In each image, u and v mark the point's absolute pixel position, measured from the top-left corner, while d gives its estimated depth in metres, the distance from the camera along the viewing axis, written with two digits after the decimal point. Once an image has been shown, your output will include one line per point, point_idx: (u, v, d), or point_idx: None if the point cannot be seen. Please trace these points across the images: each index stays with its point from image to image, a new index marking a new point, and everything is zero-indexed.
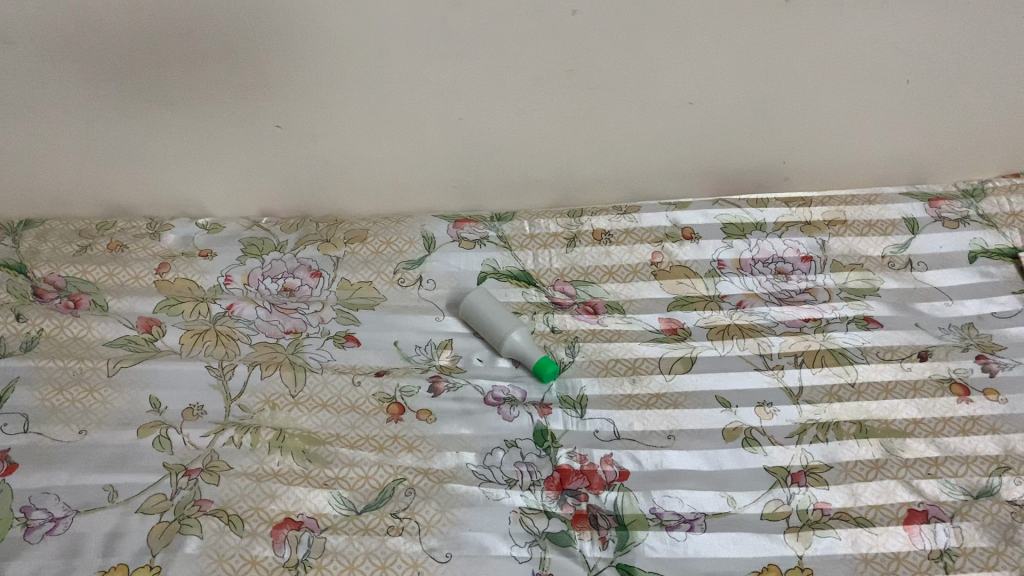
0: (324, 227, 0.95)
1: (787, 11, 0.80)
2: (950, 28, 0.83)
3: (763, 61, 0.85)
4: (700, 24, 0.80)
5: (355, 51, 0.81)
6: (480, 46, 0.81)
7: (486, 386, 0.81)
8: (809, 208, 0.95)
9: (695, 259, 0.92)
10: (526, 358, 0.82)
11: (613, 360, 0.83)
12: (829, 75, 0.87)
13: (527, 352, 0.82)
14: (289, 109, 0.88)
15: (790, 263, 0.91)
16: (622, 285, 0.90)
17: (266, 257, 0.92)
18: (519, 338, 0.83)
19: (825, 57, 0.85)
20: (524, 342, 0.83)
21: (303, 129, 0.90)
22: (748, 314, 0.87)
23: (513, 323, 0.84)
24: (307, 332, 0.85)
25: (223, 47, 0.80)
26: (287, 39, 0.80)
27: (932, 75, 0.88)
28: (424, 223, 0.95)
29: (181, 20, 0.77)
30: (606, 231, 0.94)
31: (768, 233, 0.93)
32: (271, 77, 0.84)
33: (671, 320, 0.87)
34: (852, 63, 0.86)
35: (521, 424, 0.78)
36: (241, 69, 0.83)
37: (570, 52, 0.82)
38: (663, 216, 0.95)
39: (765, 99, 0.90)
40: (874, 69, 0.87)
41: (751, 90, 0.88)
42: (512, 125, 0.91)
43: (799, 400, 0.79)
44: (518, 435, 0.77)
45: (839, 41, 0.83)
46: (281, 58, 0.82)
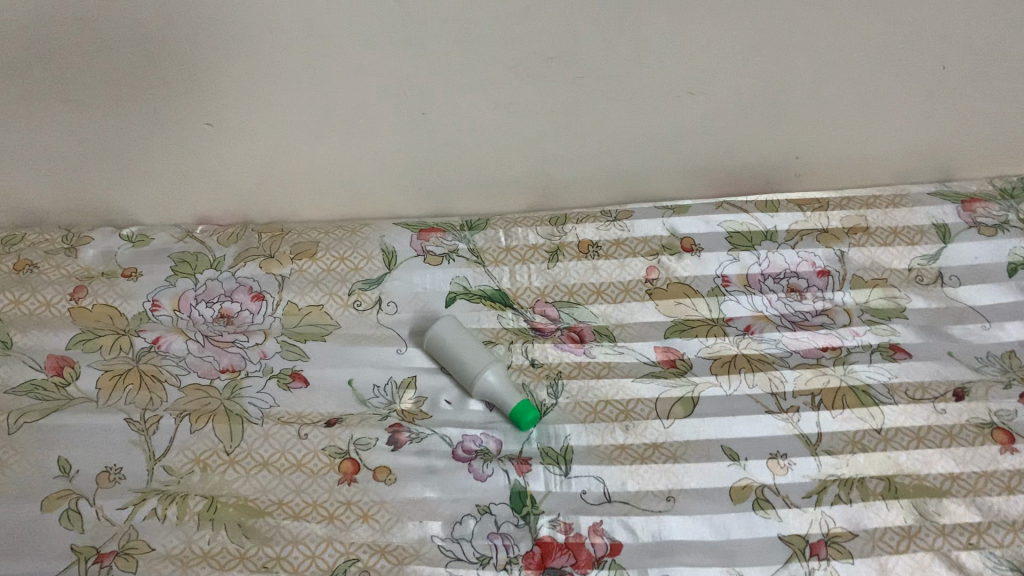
0: (268, 239, 0.82)
1: None
2: (995, 4, 0.71)
3: (776, 46, 0.72)
4: (704, 2, 0.67)
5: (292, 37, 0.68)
6: (442, 30, 0.68)
7: (456, 436, 0.70)
8: (826, 214, 0.83)
9: (695, 275, 0.80)
10: (501, 403, 0.71)
11: (603, 401, 0.72)
12: (853, 64, 0.75)
13: (503, 396, 0.70)
14: (219, 105, 0.75)
15: (806, 280, 0.79)
16: (613, 306, 0.78)
17: (201, 277, 0.79)
18: (495, 380, 0.71)
19: (851, 40, 0.72)
20: (501, 385, 0.71)
21: (239, 127, 0.77)
22: (757, 341, 0.76)
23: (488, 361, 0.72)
24: (246, 371, 0.73)
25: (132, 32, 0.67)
26: (212, 23, 0.67)
27: (972, 64, 0.76)
28: (384, 232, 0.82)
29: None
30: (593, 242, 0.82)
31: (779, 243, 0.81)
32: (195, 66, 0.70)
33: (669, 349, 0.75)
34: (881, 46, 0.73)
35: (496, 485, 0.67)
36: (157, 56, 0.69)
37: (550, 39, 0.69)
38: (659, 222, 0.82)
39: (779, 91, 0.77)
40: (906, 55, 0.74)
41: (762, 80, 0.76)
42: (483, 121, 0.78)
43: (818, 451, 0.69)
44: (492, 500, 0.66)
45: (867, 22, 0.71)
46: (203, 45, 0.68)
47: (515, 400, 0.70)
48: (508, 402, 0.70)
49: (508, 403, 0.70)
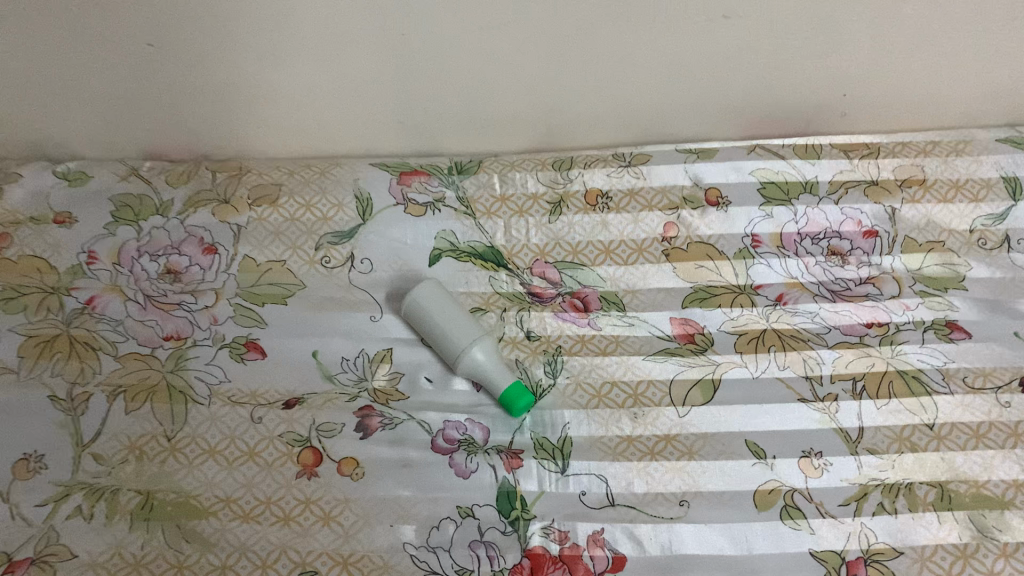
0: (224, 180, 0.71)
1: None
2: None
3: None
4: None
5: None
6: None
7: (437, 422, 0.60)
8: (876, 163, 0.71)
9: (720, 234, 0.69)
10: (490, 384, 0.60)
11: (608, 383, 0.62)
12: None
13: (493, 377, 0.60)
14: (158, 24, 0.62)
15: (849, 242, 0.68)
16: (622, 269, 0.68)
17: (144, 223, 0.69)
18: (483, 358, 0.61)
19: None
20: (491, 363, 0.60)
21: (183, 52, 0.65)
22: (789, 313, 0.65)
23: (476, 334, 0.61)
24: (193, 338, 0.63)
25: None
26: None
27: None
28: (361, 178, 0.71)
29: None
30: (603, 193, 0.71)
31: (820, 197, 0.69)
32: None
33: (687, 324, 0.65)
34: None
35: (481, 482, 0.57)
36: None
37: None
38: (680, 169, 0.71)
39: (833, 25, 0.64)
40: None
41: (813, 14, 0.62)
42: (474, 56, 0.65)
43: (859, 449, 0.59)
44: (476, 500, 0.56)
45: None
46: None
47: (507, 382, 0.60)
48: (499, 385, 0.60)
49: (498, 386, 0.60)
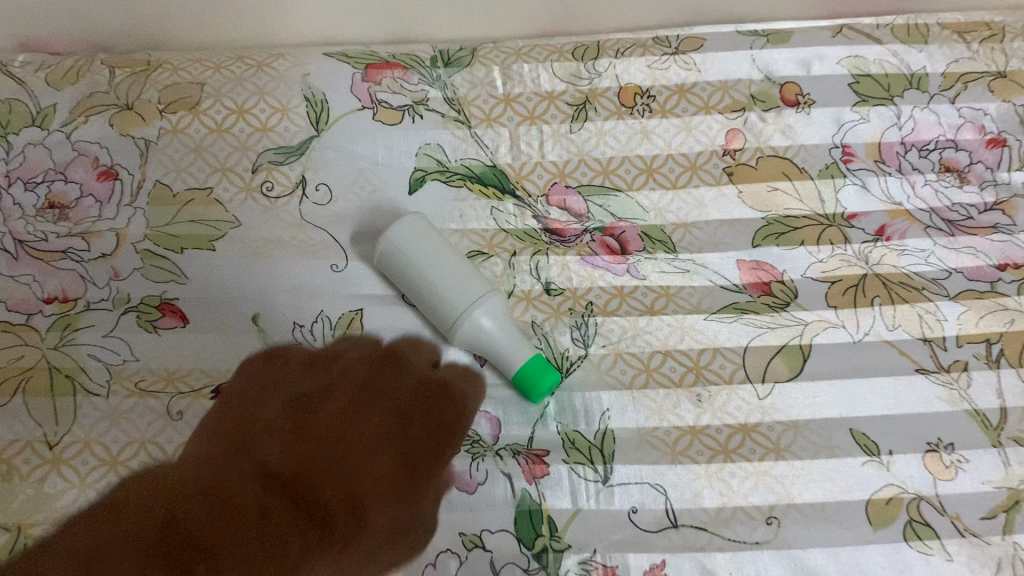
0: (123, 79, 0.52)
1: None
2: None
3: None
4: None
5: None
6: None
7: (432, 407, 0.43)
8: (1000, 49, 0.54)
9: (800, 145, 0.51)
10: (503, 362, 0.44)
11: (659, 354, 0.45)
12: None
13: (506, 355, 0.43)
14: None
15: (969, 154, 0.51)
16: (670, 195, 0.50)
17: (13, 138, 0.49)
18: (490, 329, 0.44)
19: None
20: (502, 335, 0.44)
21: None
22: (893, 252, 0.49)
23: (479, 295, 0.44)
24: (86, 300, 0.45)
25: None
26: None
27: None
28: (312, 75, 0.52)
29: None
30: (642, 90, 0.53)
31: (931, 93, 0.52)
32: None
33: (759, 268, 0.48)
34: None
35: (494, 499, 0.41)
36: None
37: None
38: (745, 57, 0.53)
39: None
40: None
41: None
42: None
43: (1003, 438, 0.43)
44: (487, 527, 0.40)
45: None
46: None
47: (526, 360, 0.43)
48: (515, 365, 0.43)
49: (514, 366, 0.43)
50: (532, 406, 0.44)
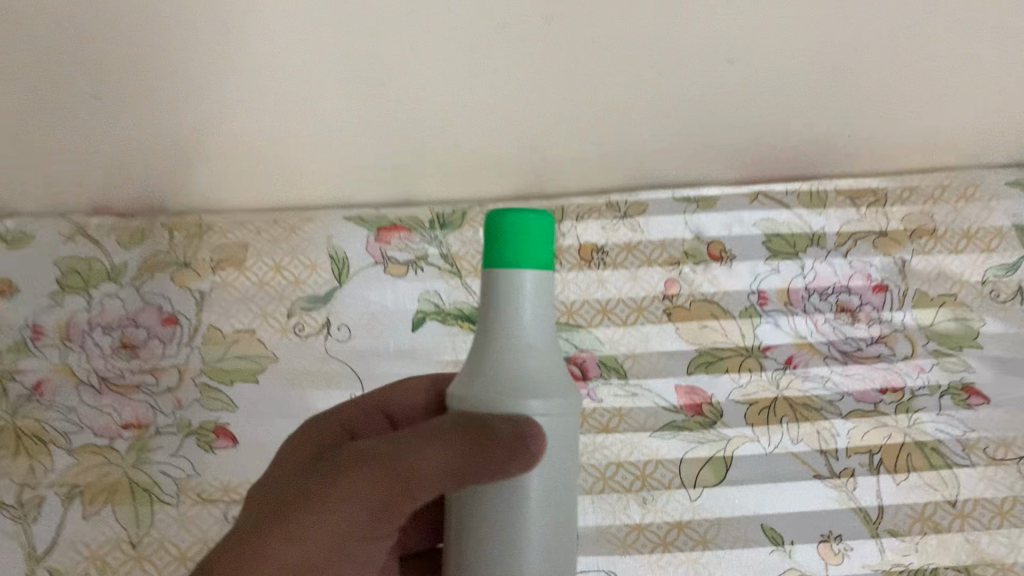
0: (181, 241, 0.64)
1: None
2: None
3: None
4: None
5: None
6: None
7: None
8: (885, 211, 0.67)
9: (723, 291, 0.64)
10: (494, 292, 0.34)
11: (614, 464, 0.58)
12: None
13: (520, 295, 0.34)
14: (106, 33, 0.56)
15: (859, 298, 0.64)
16: (621, 331, 0.63)
17: (95, 292, 0.62)
18: (495, 287, 0.34)
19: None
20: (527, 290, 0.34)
21: (135, 75, 0.58)
22: (799, 379, 0.61)
23: (491, 336, 0.34)
24: (156, 426, 0.57)
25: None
26: None
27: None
28: (334, 235, 0.64)
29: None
30: (598, 247, 0.66)
31: (827, 250, 0.65)
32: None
33: (692, 391, 0.61)
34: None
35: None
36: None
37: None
38: (681, 222, 0.66)
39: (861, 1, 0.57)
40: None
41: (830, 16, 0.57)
42: (455, 67, 0.58)
43: (880, 530, 0.55)
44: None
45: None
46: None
47: (540, 289, 0.34)
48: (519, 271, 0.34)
49: (525, 281, 0.34)
50: (500, 318, 0.34)
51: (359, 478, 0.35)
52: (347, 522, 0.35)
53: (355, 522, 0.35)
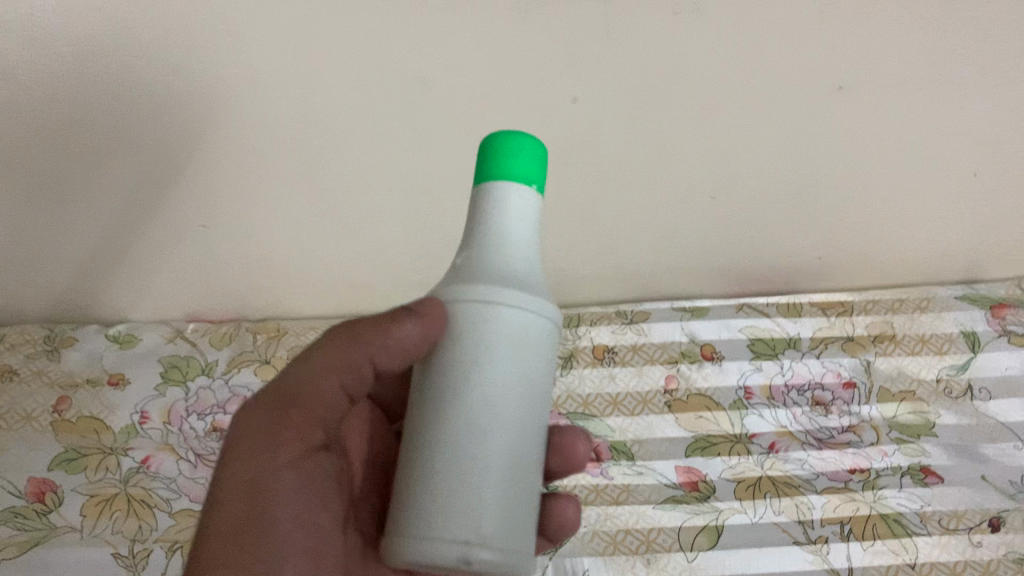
0: (264, 342, 0.78)
1: (797, 87, 0.66)
2: (1009, 111, 0.68)
3: (798, 102, 0.66)
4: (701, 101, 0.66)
5: (267, 63, 0.63)
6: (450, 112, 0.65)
7: (459, 532, 0.32)
8: (851, 319, 0.80)
9: (714, 386, 0.77)
10: (478, 210, 0.37)
11: (622, 531, 0.68)
12: (894, 114, 0.68)
13: (499, 210, 0.36)
14: (208, 181, 0.70)
15: (831, 392, 0.76)
16: (629, 420, 0.76)
17: (192, 384, 0.75)
18: (480, 206, 0.37)
19: (868, 142, 0.70)
20: (503, 204, 0.36)
21: (232, 211, 0.73)
22: (781, 461, 0.72)
23: (467, 250, 0.37)
24: None
25: (114, 98, 0.64)
26: (195, 109, 0.65)
27: (1016, 127, 0.69)
28: None
29: (67, 57, 0.62)
30: (609, 347, 0.80)
31: (803, 351, 0.78)
32: (178, 142, 0.67)
33: (690, 470, 0.72)
34: (900, 152, 0.71)
35: (507, 513, 0.33)
36: (145, 138, 0.67)
37: (567, 79, 0.64)
38: (678, 326, 0.80)
39: (816, 149, 0.70)
40: (938, 123, 0.69)
41: (789, 161, 0.71)
42: None
43: None
44: (494, 542, 0.32)
45: (879, 128, 0.69)
46: (199, 100, 0.64)
47: (523, 208, 0.36)
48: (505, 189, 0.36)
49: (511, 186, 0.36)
50: (479, 230, 0.36)
51: (250, 420, 0.39)
52: (262, 456, 0.38)
53: (270, 451, 0.38)
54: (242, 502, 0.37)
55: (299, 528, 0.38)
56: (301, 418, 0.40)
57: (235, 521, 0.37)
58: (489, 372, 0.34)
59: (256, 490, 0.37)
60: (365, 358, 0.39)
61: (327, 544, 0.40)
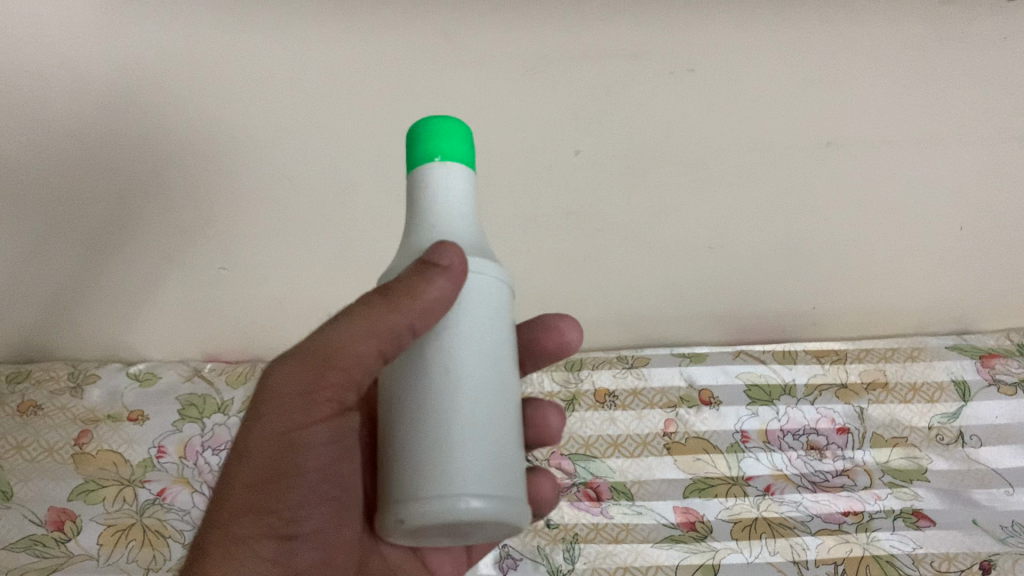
0: None
1: (787, 141, 0.69)
2: (989, 168, 0.72)
3: (789, 157, 0.70)
4: (693, 154, 0.70)
5: (292, 116, 0.67)
6: None
7: (456, 482, 0.32)
8: (844, 366, 0.83)
9: (713, 431, 0.80)
10: (416, 193, 0.38)
11: (621, 568, 0.69)
12: (881, 170, 0.72)
13: (443, 187, 0.37)
14: (232, 227, 0.74)
15: (825, 437, 0.79)
16: (630, 461, 0.78)
17: (208, 421, 0.79)
18: (418, 185, 0.37)
19: (854, 195, 0.73)
20: (446, 179, 0.37)
21: (251, 256, 0.77)
22: (777, 503, 0.75)
23: (415, 231, 0.37)
24: None
25: (148, 152, 0.68)
26: (220, 159, 0.69)
27: (998, 184, 0.73)
28: None
29: (100, 108, 0.65)
30: (610, 391, 0.82)
31: (798, 398, 0.81)
32: (203, 191, 0.71)
33: (687, 511, 0.74)
34: (886, 205, 0.74)
35: (498, 466, 0.33)
36: (176, 189, 0.71)
37: (570, 134, 0.68)
38: (677, 372, 0.84)
39: (806, 202, 0.74)
40: (923, 180, 0.72)
41: (782, 215, 0.75)
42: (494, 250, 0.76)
43: None
44: (492, 491, 0.32)
45: (863, 183, 0.73)
46: (228, 152, 0.69)
47: (462, 185, 0.38)
48: (442, 166, 0.37)
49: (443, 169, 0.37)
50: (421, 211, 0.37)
51: (286, 377, 0.39)
52: (297, 411, 0.39)
53: (302, 408, 0.39)
54: (271, 456, 0.39)
55: (322, 481, 0.41)
56: (337, 379, 0.38)
57: (262, 475, 0.39)
58: (456, 335, 0.35)
59: (288, 444, 0.39)
60: (403, 323, 0.35)
61: (346, 494, 0.43)
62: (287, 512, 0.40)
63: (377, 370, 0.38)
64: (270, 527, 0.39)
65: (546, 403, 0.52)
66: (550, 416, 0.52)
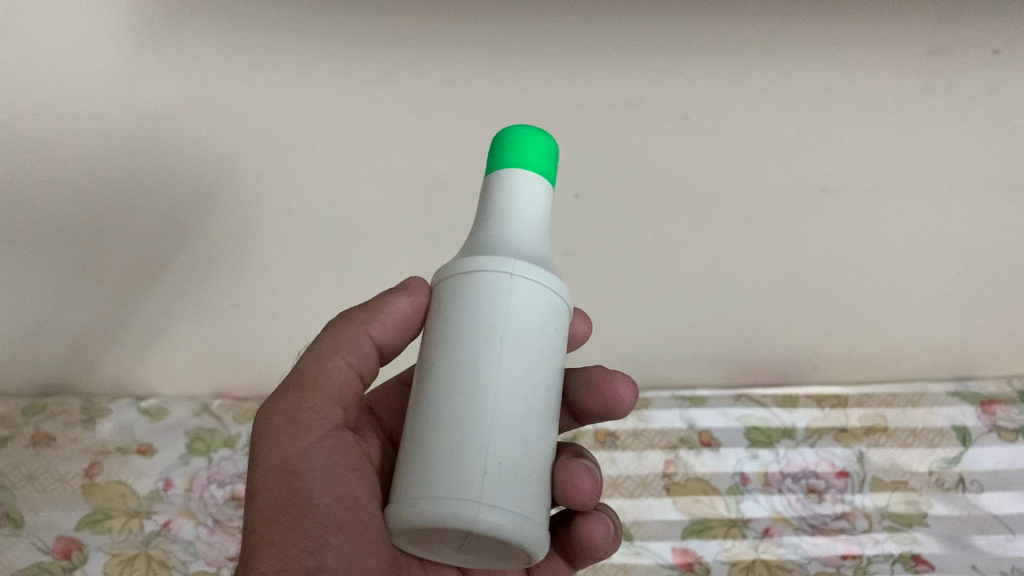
0: None
1: (781, 187, 0.71)
2: (984, 218, 0.73)
3: (783, 204, 0.72)
4: (690, 201, 0.72)
5: (302, 163, 0.70)
6: (460, 207, 0.72)
7: (472, 491, 0.36)
8: (845, 410, 0.84)
9: (713, 474, 0.80)
10: (492, 190, 0.43)
11: None
12: (875, 216, 0.73)
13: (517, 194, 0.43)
14: (242, 268, 0.77)
15: (824, 480, 0.80)
16: (629, 501, 0.79)
17: (214, 456, 0.82)
18: (496, 185, 0.43)
19: (850, 240, 0.75)
20: (531, 186, 0.43)
21: (260, 296, 0.79)
22: (775, 545, 0.75)
23: (480, 232, 0.42)
24: None
25: (164, 195, 0.71)
26: (231, 204, 0.72)
27: (993, 232, 0.74)
28: None
29: (117, 157, 0.69)
30: (611, 432, 0.84)
31: (797, 441, 0.82)
32: (216, 233, 0.74)
33: (686, 552, 0.75)
34: (881, 251, 0.75)
35: (514, 489, 0.37)
36: (190, 230, 0.73)
37: (571, 177, 0.70)
38: (677, 413, 0.85)
39: (802, 250, 0.75)
40: (917, 226, 0.74)
41: (779, 259, 0.76)
42: None
43: None
44: (508, 498, 0.37)
45: (857, 228, 0.74)
46: (240, 195, 0.72)
47: (545, 193, 0.44)
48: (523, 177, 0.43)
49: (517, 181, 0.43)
50: (496, 207, 0.42)
51: (274, 413, 0.44)
52: (293, 441, 0.43)
53: (297, 435, 0.43)
54: (282, 483, 0.43)
55: (339, 504, 0.43)
56: (318, 399, 0.45)
57: (276, 507, 0.43)
58: (503, 350, 0.38)
59: (289, 472, 0.43)
60: (365, 334, 0.47)
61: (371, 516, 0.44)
62: (309, 542, 0.42)
63: (351, 384, 0.47)
64: (294, 561, 0.42)
65: (574, 463, 0.46)
66: (580, 481, 0.45)
